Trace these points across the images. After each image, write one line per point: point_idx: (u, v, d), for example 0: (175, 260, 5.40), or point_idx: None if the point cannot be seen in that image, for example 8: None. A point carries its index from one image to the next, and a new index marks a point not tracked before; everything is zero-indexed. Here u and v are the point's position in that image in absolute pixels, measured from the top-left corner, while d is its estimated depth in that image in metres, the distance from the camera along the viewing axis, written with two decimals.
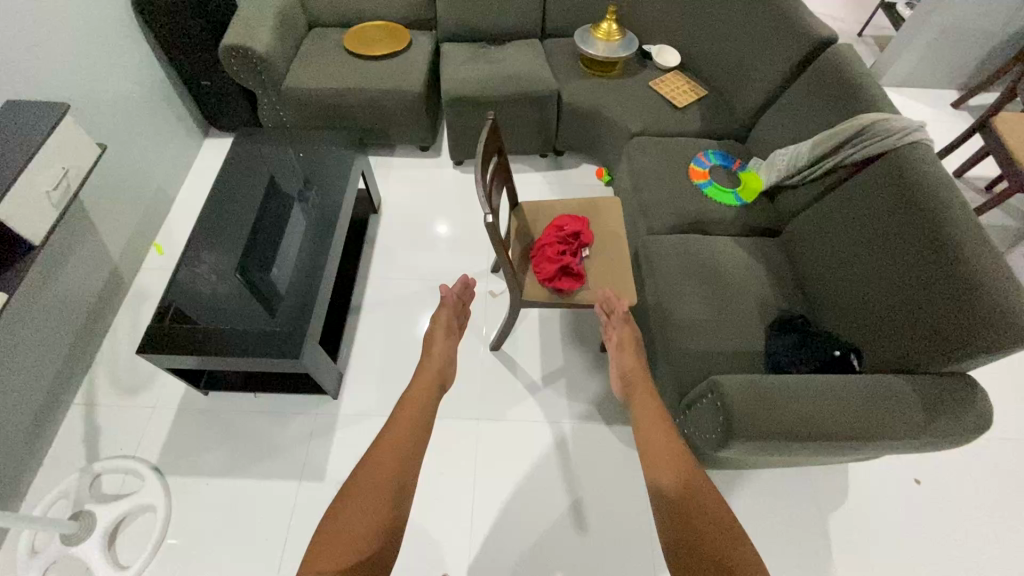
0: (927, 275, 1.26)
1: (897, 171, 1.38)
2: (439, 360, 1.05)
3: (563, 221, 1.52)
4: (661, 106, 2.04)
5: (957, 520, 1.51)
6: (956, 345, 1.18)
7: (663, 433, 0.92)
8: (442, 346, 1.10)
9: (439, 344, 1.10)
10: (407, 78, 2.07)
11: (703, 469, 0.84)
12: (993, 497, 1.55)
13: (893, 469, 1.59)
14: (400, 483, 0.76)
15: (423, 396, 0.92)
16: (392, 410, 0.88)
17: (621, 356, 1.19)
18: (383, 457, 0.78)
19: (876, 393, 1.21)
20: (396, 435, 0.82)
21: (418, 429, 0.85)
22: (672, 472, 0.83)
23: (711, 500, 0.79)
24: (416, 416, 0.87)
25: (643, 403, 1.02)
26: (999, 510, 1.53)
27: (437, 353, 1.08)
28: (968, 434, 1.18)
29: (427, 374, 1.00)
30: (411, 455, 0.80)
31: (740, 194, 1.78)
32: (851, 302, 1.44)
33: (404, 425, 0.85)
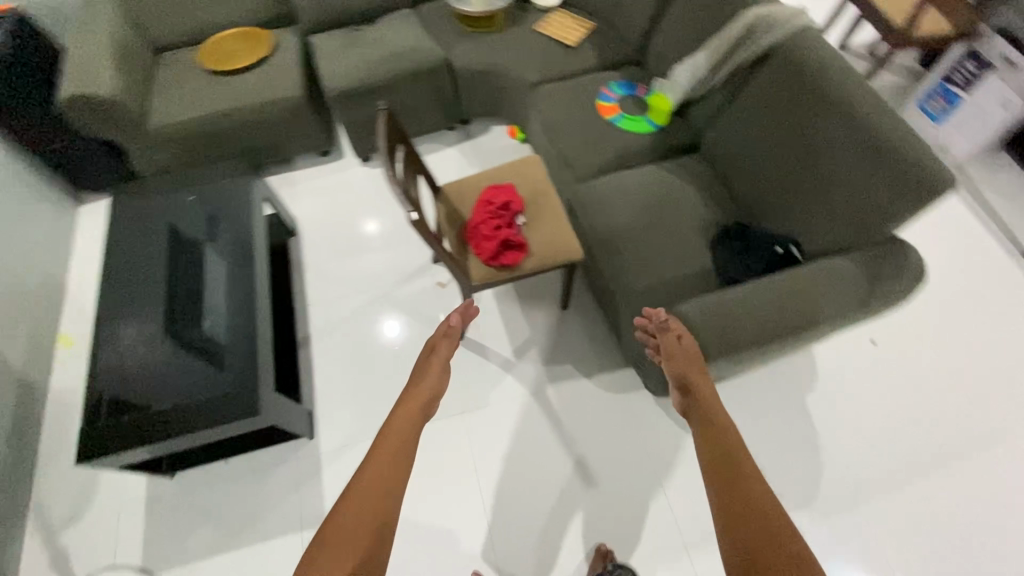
0: (840, 153, 1.31)
1: (791, 58, 1.40)
2: (427, 387, 1.09)
3: (490, 194, 1.47)
4: (553, 49, 1.97)
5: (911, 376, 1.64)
6: (881, 212, 1.25)
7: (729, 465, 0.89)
8: (432, 375, 1.13)
9: (429, 374, 1.13)
10: (283, 84, 1.90)
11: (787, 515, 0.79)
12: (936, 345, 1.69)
13: (851, 340, 1.71)
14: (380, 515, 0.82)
15: (405, 426, 0.97)
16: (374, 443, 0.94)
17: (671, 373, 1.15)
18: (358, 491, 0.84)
19: (821, 279, 1.26)
20: (378, 466, 0.88)
21: (401, 462, 0.90)
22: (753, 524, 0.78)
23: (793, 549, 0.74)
24: (396, 448, 0.92)
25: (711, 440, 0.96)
26: (943, 348, 1.68)
27: (424, 385, 1.09)
28: (907, 291, 1.26)
29: (409, 404, 1.03)
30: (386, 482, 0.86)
31: (652, 118, 1.76)
32: (776, 196, 1.47)
33: (386, 454, 0.91)
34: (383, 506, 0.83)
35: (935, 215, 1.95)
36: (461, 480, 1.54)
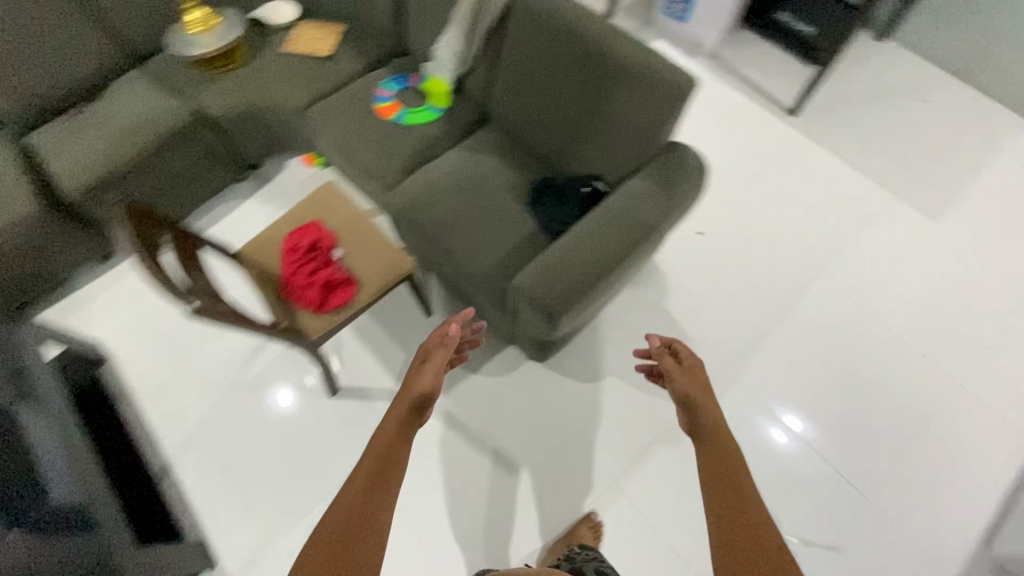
0: (601, 83, 1.39)
1: (529, 9, 1.45)
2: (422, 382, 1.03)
3: (296, 240, 1.35)
4: (311, 65, 1.84)
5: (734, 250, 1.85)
6: (653, 124, 1.35)
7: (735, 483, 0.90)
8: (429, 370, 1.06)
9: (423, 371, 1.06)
10: (8, 203, 1.59)
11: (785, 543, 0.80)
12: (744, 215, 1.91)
13: (681, 240, 1.87)
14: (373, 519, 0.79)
15: (394, 429, 0.93)
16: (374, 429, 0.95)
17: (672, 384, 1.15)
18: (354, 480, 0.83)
19: (627, 204, 1.35)
20: (367, 466, 0.86)
21: (392, 461, 0.88)
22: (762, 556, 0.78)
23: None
24: (392, 438, 0.91)
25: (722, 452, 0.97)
26: (752, 217, 1.90)
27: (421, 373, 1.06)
28: (699, 185, 1.38)
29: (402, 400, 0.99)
30: (381, 467, 0.86)
31: (435, 104, 1.72)
32: (567, 140, 1.52)
33: (385, 439, 0.92)
34: (377, 510, 0.80)
35: (708, 104, 2.17)
36: (390, 528, 1.49)
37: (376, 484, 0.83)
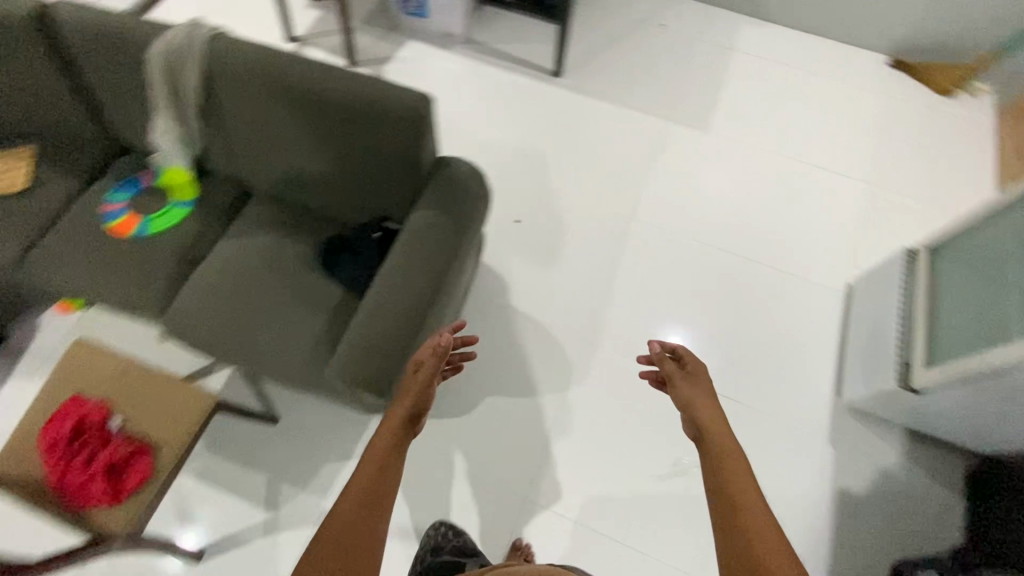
0: (340, 127, 1.27)
1: (230, 72, 1.28)
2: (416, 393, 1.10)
3: (57, 430, 1.11)
4: (6, 204, 1.49)
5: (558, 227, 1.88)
6: (408, 152, 1.26)
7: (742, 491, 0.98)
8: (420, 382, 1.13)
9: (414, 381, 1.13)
10: None
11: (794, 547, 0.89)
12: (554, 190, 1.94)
13: (502, 237, 1.86)
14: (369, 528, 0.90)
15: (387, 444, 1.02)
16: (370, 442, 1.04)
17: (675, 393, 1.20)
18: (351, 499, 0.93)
19: (416, 243, 1.28)
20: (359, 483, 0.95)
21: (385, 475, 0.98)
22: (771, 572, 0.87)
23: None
24: (382, 456, 1.00)
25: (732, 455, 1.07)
26: (557, 190, 1.95)
27: (412, 388, 1.12)
28: (479, 194, 1.34)
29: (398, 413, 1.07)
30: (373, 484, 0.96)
31: (179, 198, 1.50)
32: (335, 191, 1.39)
33: (378, 454, 1.01)
34: (373, 513, 0.92)
35: (480, 95, 2.15)
36: None
37: (369, 506, 0.93)
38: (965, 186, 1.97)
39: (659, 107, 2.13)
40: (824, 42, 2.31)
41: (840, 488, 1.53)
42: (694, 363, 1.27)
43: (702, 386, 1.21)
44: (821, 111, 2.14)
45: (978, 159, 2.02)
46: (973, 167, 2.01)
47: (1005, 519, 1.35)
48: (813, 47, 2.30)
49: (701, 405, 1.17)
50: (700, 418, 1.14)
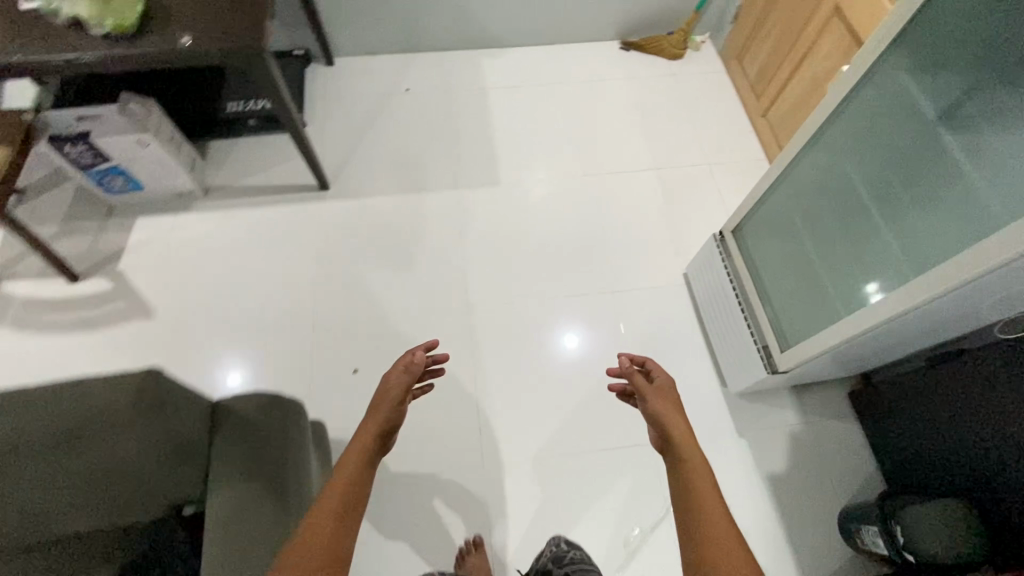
0: (34, 465, 0.88)
1: None
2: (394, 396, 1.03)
3: None
4: None
5: (405, 356, 1.71)
6: (155, 436, 0.94)
7: (704, 494, 0.96)
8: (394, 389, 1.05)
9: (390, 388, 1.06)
10: None
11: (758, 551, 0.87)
12: (382, 318, 1.76)
13: (349, 400, 1.63)
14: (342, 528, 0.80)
15: (366, 446, 0.94)
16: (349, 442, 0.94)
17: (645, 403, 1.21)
18: (331, 502, 0.82)
19: (227, 523, 0.97)
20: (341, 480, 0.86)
21: (360, 478, 0.88)
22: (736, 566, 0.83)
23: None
24: (359, 457, 0.91)
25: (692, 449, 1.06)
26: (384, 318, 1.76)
27: (386, 400, 1.03)
28: (283, 414, 1.12)
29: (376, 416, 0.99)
30: (345, 498, 0.83)
31: None
32: (81, 524, 1.00)
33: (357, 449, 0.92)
34: (347, 507, 0.82)
35: (252, 249, 1.86)
36: None
37: (343, 523, 0.80)
38: (727, 136, 2.14)
39: (444, 177, 2.02)
40: (559, 50, 2.36)
41: (767, 475, 1.56)
42: (658, 372, 1.29)
43: (669, 394, 1.23)
44: (586, 117, 2.18)
45: (725, 108, 2.21)
46: (724, 117, 2.19)
47: (902, 430, 1.47)
48: (552, 57, 2.34)
49: (667, 411, 1.18)
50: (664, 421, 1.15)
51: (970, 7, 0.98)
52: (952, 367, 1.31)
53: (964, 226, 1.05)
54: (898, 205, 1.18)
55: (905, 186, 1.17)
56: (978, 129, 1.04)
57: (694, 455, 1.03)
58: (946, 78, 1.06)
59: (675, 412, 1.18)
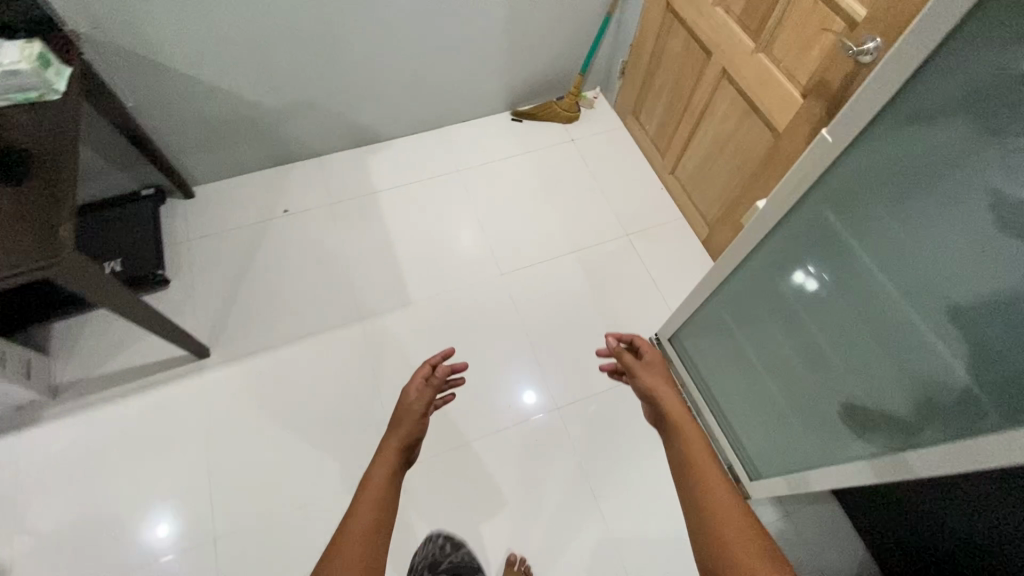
0: None
1: None
2: (411, 414, 1.10)
3: None
4: None
5: None
6: None
7: (699, 459, 0.94)
8: (416, 404, 1.11)
9: (414, 407, 1.11)
10: None
11: (763, 527, 0.79)
12: (303, 508, 1.49)
13: None
14: (373, 541, 0.82)
15: (391, 458, 0.99)
16: (376, 459, 1.00)
17: (633, 378, 1.22)
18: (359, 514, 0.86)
19: None
20: (373, 485, 0.92)
21: (388, 486, 0.93)
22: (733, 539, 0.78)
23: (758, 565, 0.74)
24: (387, 475, 0.95)
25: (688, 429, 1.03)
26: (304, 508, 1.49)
27: (407, 416, 1.10)
28: None
29: (398, 433, 1.05)
30: (381, 505, 0.88)
31: None
32: None
33: (383, 462, 0.99)
34: (382, 510, 0.87)
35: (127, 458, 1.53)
36: None
37: (377, 528, 0.85)
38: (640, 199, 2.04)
39: (348, 310, 1.78)
40: (448, 133, 2.18)
41: None
42: (649, 351, 1.29)
43: (660, 372, 1.23)
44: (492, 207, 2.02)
45: (631, 167, 2.11)
46: (632, 178, 2.08)
47: (919, 554, 1.25)
48: (442, 143, 2.15)
49: (657, 388, 1.17)
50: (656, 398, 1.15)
51: (880, 167, 0.87)
52: (957, 485, 1.09)
53: (910, 381, 0.94)
54: (858, 337, 1.03)
55: (837, 333, 1.07)
56: (911, 273, 0.88)
57: (688, 425, 1.02)
58: (856, 233, 0.96)
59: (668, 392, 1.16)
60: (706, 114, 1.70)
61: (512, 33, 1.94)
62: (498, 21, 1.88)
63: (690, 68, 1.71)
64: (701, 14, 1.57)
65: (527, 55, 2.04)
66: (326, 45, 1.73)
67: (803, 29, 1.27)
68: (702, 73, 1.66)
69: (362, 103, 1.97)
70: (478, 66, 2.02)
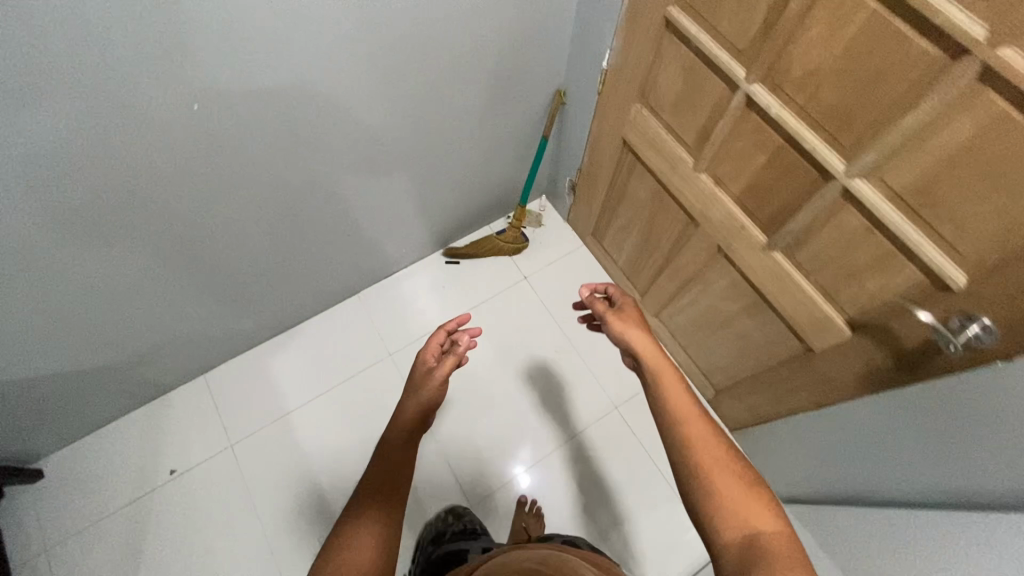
0: None
1: None
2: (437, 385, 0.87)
3: None
4: None
5: None
6: None
7: (691, 407, 0.86)
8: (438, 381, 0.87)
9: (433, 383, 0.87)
10: None
11: (772, 493, 0.78)
12: None
13: None
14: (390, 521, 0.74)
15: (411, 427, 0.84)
16: (393, 417, 0.86)
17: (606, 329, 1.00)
18: (382, 471, 0.79)
19: None
20: (392, 457, 0.80)
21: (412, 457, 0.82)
22: (757, 522, 0.74)
23: (772, 533, 0.73)
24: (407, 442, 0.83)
25: (672, 378, 0.90)
26: None
27: (426, 381, 0.88)
28: None
29: (417, 402, 0.86)
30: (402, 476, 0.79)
31: None
32: None
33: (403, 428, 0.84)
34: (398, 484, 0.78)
35: None
36: None
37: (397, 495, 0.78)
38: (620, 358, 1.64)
39: None
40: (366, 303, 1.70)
41: None
42: (622, 296, 1.08)
43: (642, 321, 1.01)
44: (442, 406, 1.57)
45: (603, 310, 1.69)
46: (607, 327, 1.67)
47: None
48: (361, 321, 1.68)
49: (627, 331, 1.00)
50: (620, 339, 0.99)
51: None
52: None
53: None
54: None
55: None
56: None
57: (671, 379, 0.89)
58: None
59: (635, 330, 0.99)
60: (696, 279, 1.30)
61: (427, 183, 1.46)
62: (403, 179, 1.39)
63: (666, 222, 1.28)
64: (677, 172, 1.13)
65: (452, 194, 1.57)
66: (168, 286, 1.22)
67: (846, 251, 0.86)
68: (685, 236, 1.24)
69: (249, 309, 1.48)
70: (393, 224, 1.54)
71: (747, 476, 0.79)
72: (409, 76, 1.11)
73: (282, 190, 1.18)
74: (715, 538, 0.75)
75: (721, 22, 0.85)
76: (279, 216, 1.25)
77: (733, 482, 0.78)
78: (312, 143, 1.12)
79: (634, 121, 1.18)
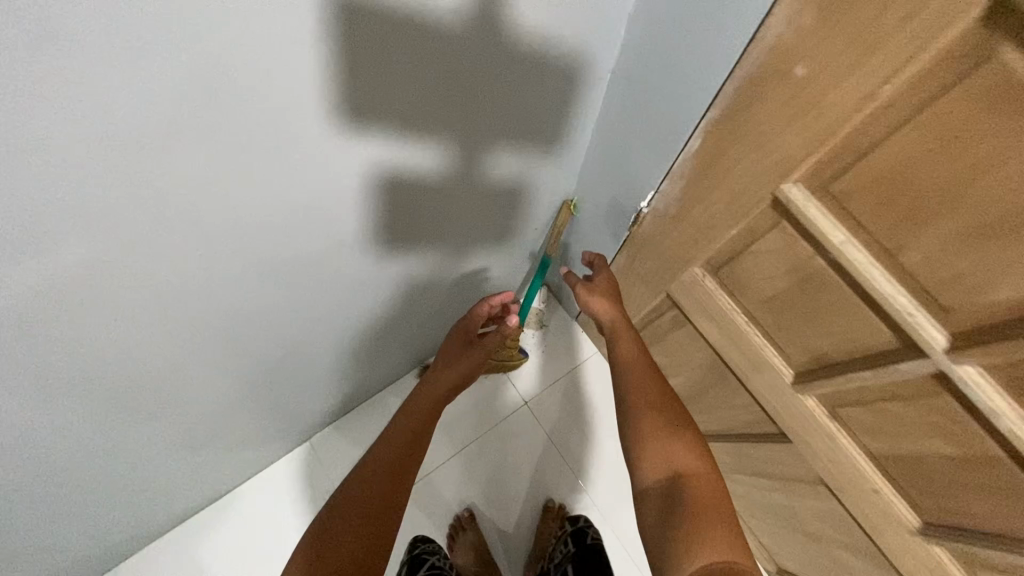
0: None
1: None
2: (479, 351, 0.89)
3: None
4: None
5: None
6: None
7: (647, 381, 0.73)
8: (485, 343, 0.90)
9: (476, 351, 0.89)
10: None
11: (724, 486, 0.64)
12: None
13: None
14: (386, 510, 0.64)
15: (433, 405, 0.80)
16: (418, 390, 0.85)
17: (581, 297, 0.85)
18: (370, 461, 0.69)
19: None
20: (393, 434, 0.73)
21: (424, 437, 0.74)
22: (709, 503, 0.61)
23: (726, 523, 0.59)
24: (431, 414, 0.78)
25: (629, 348, 0.78)
26: None
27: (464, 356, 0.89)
28: None
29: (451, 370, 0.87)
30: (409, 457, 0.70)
31: None
32: None
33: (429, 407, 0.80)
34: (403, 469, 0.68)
35: None
36: None
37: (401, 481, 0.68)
38: (625, 504, 1.18)
39: None
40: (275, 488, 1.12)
41: None
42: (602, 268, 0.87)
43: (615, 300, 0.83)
44: None
45: (602, 419, 1.24)
46: (608, 460, 1.21)
47: None
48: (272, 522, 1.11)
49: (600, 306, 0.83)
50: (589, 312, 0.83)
51: None
52: None
53: None
54: None
55: None
56: None
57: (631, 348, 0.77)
58: None
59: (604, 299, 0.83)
60: (769, 477, 0.91)
61: (377, 350, 1.02)
62: (339, 363, 0.96)
63: (727, 402, 0.89)
64: (761, 375, 0.74)
65: (420, 347, 1.13)
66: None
67: None
68: (758, 431, 0.86)
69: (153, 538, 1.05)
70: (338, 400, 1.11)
71: (677, 427, 0.68)
72: (312, 278, 0.67)
73: (134, 460, 0.75)
74: (640, 480, 0.67)
75: (905, 252, 0.44)
76: (148, 476, 0.82)
77: (653, 425, 0.69)
78: (167, 401, 0.68)
79: (690, 287, 0.76)
